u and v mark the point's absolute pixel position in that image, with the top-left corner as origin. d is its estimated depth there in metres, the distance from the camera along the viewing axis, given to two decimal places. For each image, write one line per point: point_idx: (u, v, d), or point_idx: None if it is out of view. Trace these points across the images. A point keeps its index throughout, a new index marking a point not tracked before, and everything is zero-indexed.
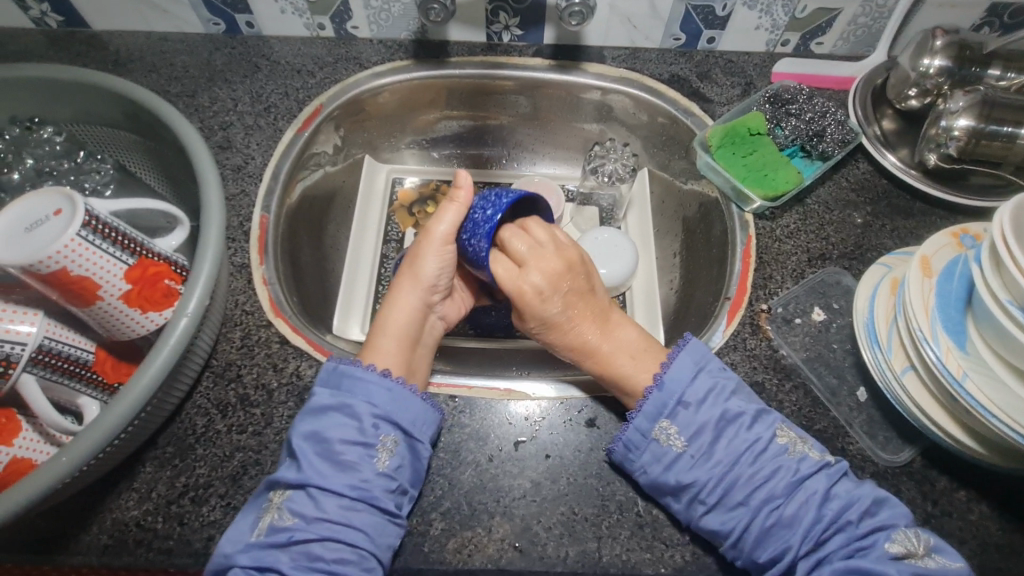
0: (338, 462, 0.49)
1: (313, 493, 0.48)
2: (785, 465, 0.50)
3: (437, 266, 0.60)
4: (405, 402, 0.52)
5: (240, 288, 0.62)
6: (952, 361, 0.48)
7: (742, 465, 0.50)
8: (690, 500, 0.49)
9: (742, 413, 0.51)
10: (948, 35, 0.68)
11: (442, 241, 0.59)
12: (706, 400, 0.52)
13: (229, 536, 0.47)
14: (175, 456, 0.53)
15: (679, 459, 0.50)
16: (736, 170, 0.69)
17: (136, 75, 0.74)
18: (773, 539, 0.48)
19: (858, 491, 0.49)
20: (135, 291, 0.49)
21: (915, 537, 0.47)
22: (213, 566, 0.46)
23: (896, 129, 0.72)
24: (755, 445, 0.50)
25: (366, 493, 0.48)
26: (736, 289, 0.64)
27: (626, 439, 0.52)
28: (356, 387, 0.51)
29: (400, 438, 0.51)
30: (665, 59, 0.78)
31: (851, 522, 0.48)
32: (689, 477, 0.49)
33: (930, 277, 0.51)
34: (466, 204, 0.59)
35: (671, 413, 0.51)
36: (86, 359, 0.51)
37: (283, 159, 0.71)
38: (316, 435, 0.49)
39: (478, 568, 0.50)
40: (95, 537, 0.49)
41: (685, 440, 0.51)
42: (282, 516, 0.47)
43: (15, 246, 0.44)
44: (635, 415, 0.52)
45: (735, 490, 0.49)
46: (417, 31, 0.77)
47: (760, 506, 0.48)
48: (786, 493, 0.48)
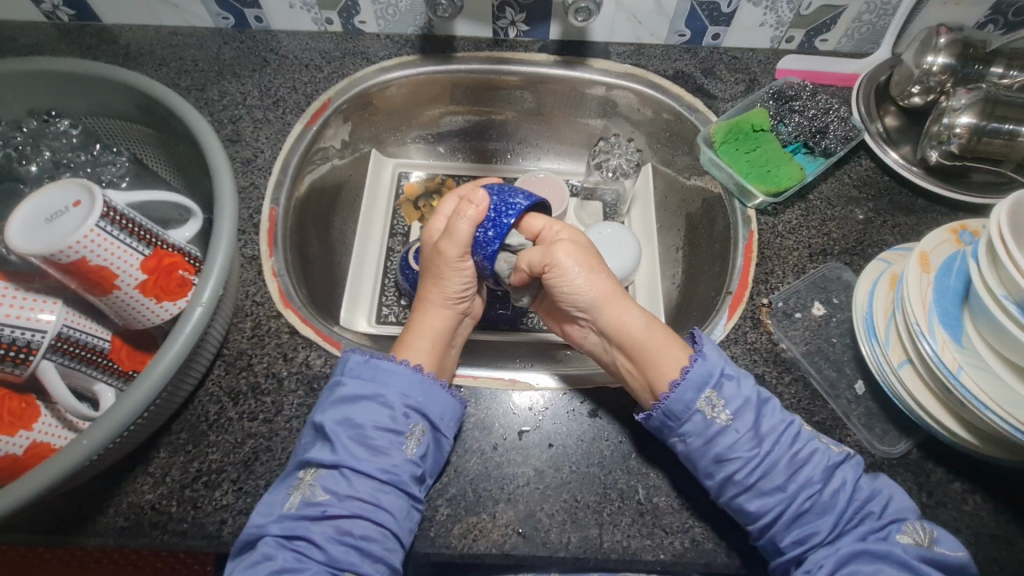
0: (370, 446, 0.51)
1: (347, 473, 0.50)
2: (818, 449, 0.51)
3: (460, 281, 0.60)
4: (435, 393, 0.54)
5: (250, 279, 0.63)
6: (947, 354, 0.49)
7: (781, 447, 0.50)
8: (725, 480, 0.49)
9: (771, 396, 0.53)
10: (952, 32, 0.68)
11: (456, 259, 0.59)
12: (745, 379, 0.52)
13: (260, 509, 0.48)
14: (189, 442, 0.54)
15: (724, 433, 0.50)
16: (739, 165, 0.71)
17: (146, 68, 0.75)
18: (801, 523, 0.49)
19: (878, 483, 0.50)
20: (151, 280, 0.50)
21: (921, 528, 0.48)
22: (245, 536, 0.47)
23: (899, 125, 0.73)
24: (789, 427, 0.51)
25: (395, 476, 0.50)
26: (738, 283, 0.65)
27: (666, 408, 0.51)
28: (388, 376, 0.53)
29: (428, 428, 0.52)
30: (669, 55, 0.79)
31: (872, 513, 0.49)
32: (731, 455, 0.50)
33: (928, 272, 0.52)
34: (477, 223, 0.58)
35: (716, 384, 0.51)
36: (102, 347, 0.53)
37: (291, 153, 0.72)
38: (349, 421, 0.51)
39: (482, 552, 0.51)
40: (111, 519, 0.51)
41: (730, 414, 0.51)
42: (314, 492, 0.49)
43: (37, 236, 0.45)
44: (678, 384, 0.51)
45: (776, 472, 0.49)
46: (423, 27, 0.78)
47: (796, 490, 0.49)
48: (823, 478, 0.50)
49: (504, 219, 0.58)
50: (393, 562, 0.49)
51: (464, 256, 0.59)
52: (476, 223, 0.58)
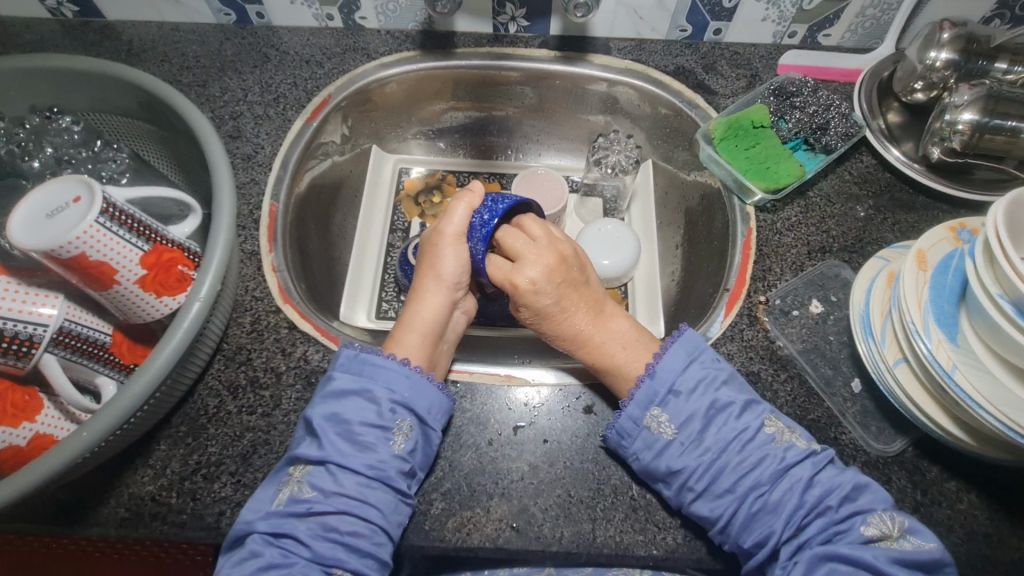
0: (356, 442, 0.51)
1: (333, 469, 0.50)
2: (771, 453, 0.51)
3: (457, 261, 0.60)
4: (423, 388, 0.54)
5: (250, 275, 0.64)
6: (942, 353, 0.49)
7: (729, 453, 0.51)
8: (680, 487, 0.51)
9: (731, 402, 0.52)
10: (956, 27, 0.67)
11: (454, 239, 0.61)
12: (698, 389, 0.53)
13: (251, 505, 0.49)
14: (188, 435, 0.55)
15: (669, 446, 0.51)
16: (738, 162, 0.71)
17: (149, 65, 0.76)
18: (757, 524, 0.49)
19: (840, 478, 0.50)
20: (150, 275, 0.51)
21: (889, 520, 0.48)
22: (234, 533, 0.48)
23: (902, 122, 0.72)
24: (743, 433, 0.51)
25: (381, 472, 0.50)
26: (735, 282, 0.65)
27: (618, 427, 0.53)
28: (377, 372, 0.53)
29: (415, 423, 0.53)
30: (671, 51, 0.79)
31: (829, 508, 0.49)
32: (678, 464, 0.51)
33: (924, 271, 0.52)
34: (474, 202, 0.61)
35: (662, 402, 0.53)
36: (103, 341, 0.54)
37: (291, 149, 0.72)
38: (336, 417, 0.51)
39: (476, 546, 0.52)
40: (112, 509, 0.51)
41: (676, 428, 0.52)
42: (301, 489, 0.49)
43: (38, 231, 0.46)
44: (627, 404, 0.53)
45: (722, 477, 0.50)
46: (424, 22, 0.78)
47: (747, 493, 0.49)
48: (773, 479, 0.50)
49: (500, 206, 0.61)
50: (383, 557, 0.49)
51: (462, 238, 0.61)
52: (473, 207, 0.61)
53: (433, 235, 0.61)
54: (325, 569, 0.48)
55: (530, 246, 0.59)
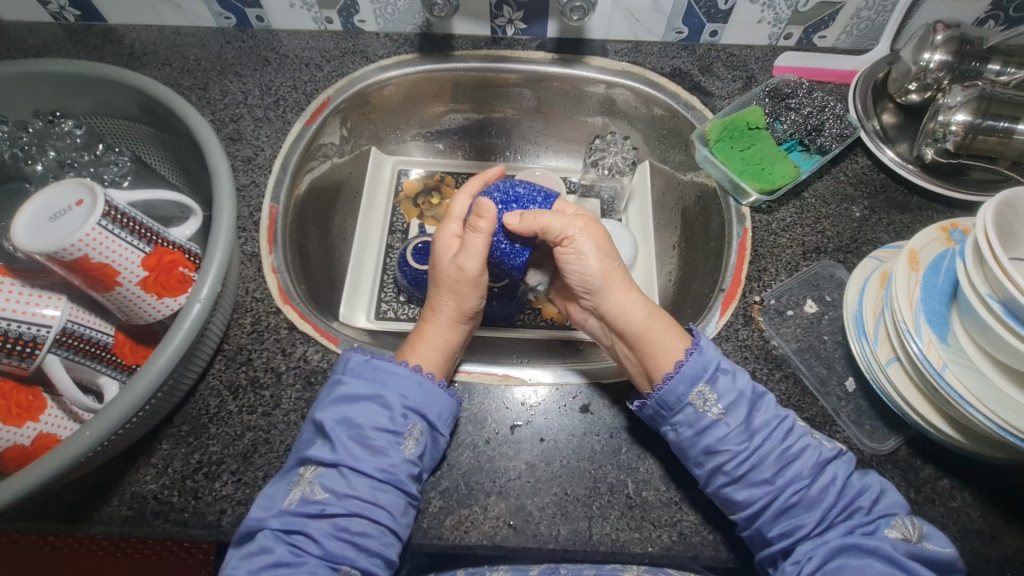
0: (368, 446, 0.52)
1: (345, 472, 0.51)
2: (810, 445, 0.51)
3: (478, 295, 0.59)
4: (434, 393, 0.55)
5: (250, 276, 0.64)
6: (932, 352, 0.49)
7: (771, 441, 0.51)
8: (715, 469, 0.50)
9: (768, 393, 0.53)
10: (950, 29, 0.68)
11: (475, 277, 0.58)
12: (740, 374, 0.53)
13: (262, 502, 0.50)
14: (190, 434, 0.55)
15: (716, 425, 0.51)
16: (733, 163, 0.71)
17: (150, 68, 0.77)
18: (788, 516, 0.50)
19: (868, 479, 0.51)
20: (152, 277, 0.52)
21: (911, 524, 0.49)
22: (245, 528, 0.49)
23: (896, 123, 0.73)
24: (784, 423, 0.52)
25: (392, 476, 0.51)
26: (731, 281, 0.66)
27: (660, 399, 0.52)
28: (389, 377, 0.54)
29: (426, 429, 0.53)
30: (667, 52, 0.79)
31: (861, 508, 0.50)
32: (722, 446, 0.50)
33: (916, 271, 0.53)
34: (491, 232, 0.57)
35: (711, 378, 0.52)
36: (106, 342, 0.54)
37: (290, 152, 0.73)
38: (348, 420, 0.52)
39: (474, 543, 0.52)
40: (115, 508, 0.52)
41: (722, 407, 0.51)
42: (313, 490, 0.50)
43: (41, 234, 0.47)
44: (673, 375, 0.52)
45: (763, 466, 0.50)
46: (422, 25, 0.78)
47: (786, 485, 0.50)
48: (813, 473, 0.50)
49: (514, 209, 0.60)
50: (390, 556, 0.50)
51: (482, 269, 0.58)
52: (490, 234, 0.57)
53: (453, 269, 0.58)
54: (333, 567, 0.49)
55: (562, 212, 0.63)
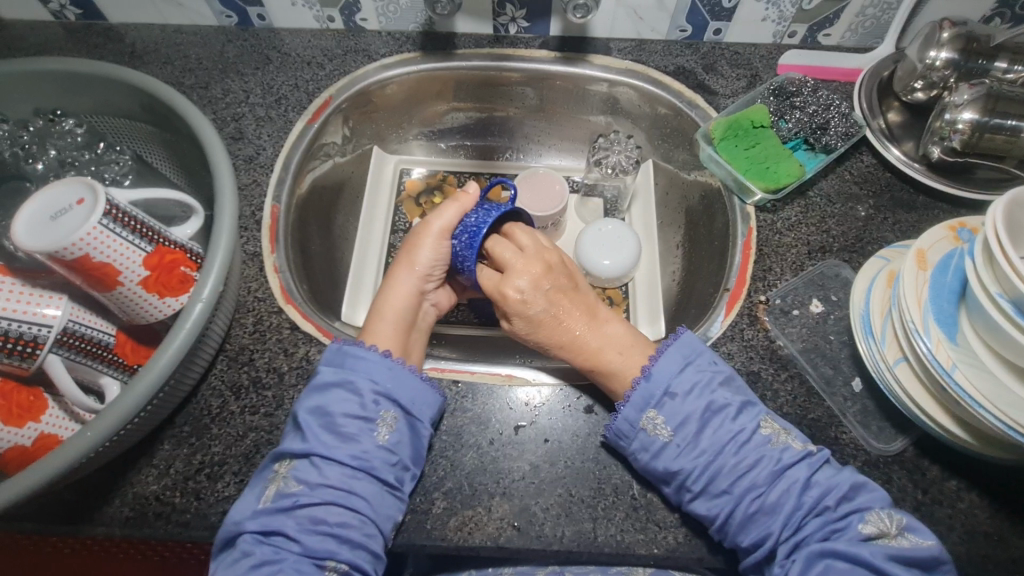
0: (339, 434, 0.51)
1: (317, 462, 0.50)
2: (768, 454, 0.50)
3: (433, 253, 0.61)
4: (404, 378, 0.54)
5: (252, 275, 0.64)
6: (942, 352, 0.49)
7: (725, 455, 0.50)
8: (679, 486, 0.51)
9: (727, 404, 0.52)
10: (956, 27, 0.67)
11: (438, 231, 0.61)
12: (693, 392, 0.52)
13: (237, 507, 0.49)
14: (192, 434, 0.55)
15: (667, 447, 0.51)
16: (738, 162, 0.71)
17: (152, 67, 0.76)
18: (755, 524, 0.49)
19: (838, 477, 0.49)
20: (154, 277, 0.51)
21: (887, 517, 0.48)
22: (223, 535, 0.49)
23: (902, 122, 0.72)
24: (739, 435, 0.51)
25: (366, 463, 0.50)
26: (735, 281, 0.65)
27: (615, 428, 0.53)
28: (358, 363, 0.54)
29: (399, 414, 0.53)
30: (671, 51, 0.79)
31: (829, 507, 0.48)
32: (675, 465, 0.50)
33: (924, 270, 0.52)
34: (466, 206, 0.62)
35: (658, 404, 0.52)
36: (107, 341, 0.54)
37: (292, 152, 0.72)
38: (319, 409, 0.52)
39: (478, 545, 0.52)
40: (117, 509, 0.52)
41: (672, 430, 0.51)
42: (288, 484, 0.49)
43: (41, 233, 0.47)
44: (623, 406, 0.53)
45: (719, 479, 0.50)
46: (424, 24, 0.78)
47: (744, 493, 0.49)
48: (769, 482, 0.49)
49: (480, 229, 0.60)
50: (375, 548, 0.49)
51: (445, 232, 0.61)
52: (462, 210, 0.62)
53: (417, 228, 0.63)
54: (318, 563, 0.48)
55: (519, 255, 0.59)
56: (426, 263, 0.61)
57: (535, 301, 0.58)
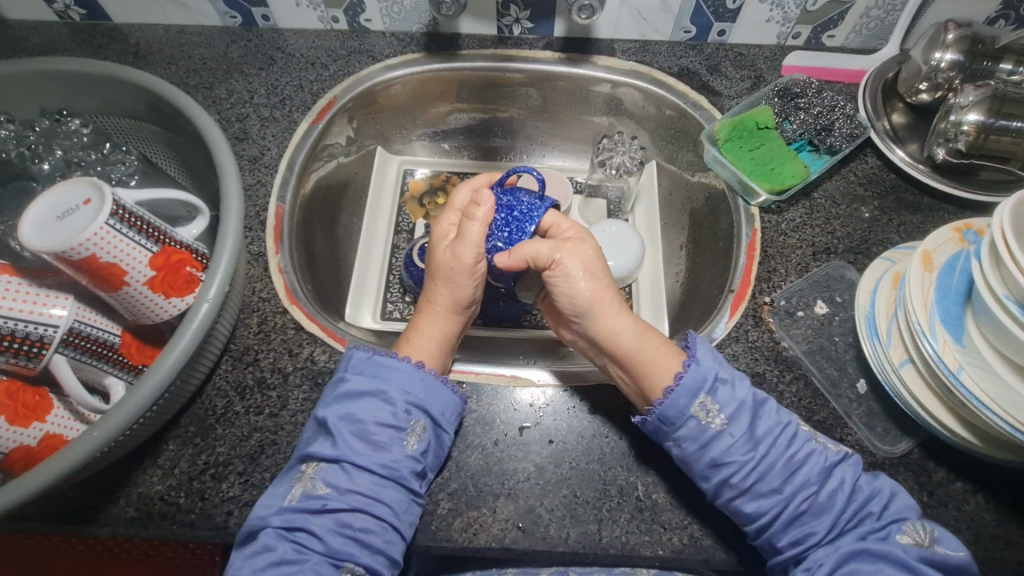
0: (371, 442, 0.51)
1: (348, 468, 0.50)
2: (815, 450, 0.51)
3: (472, 287, 0.59)
4: (437, 390, 0.54)
5: (257, 275, 0.64)
6: (948, 354, 0.49)
7: (777, 449, 0.50)
8: (721, 483, 0.50)
9: (769, 399, 0.53)
10: (961, 28, 0.67)
11: (471, 266, 0.59)
12: (740, 382, 0.53)
13: (264, 500, 0.49)
14: (196, 435, 0.55)
15: (718, 437, 0.50)
16: (742, 163, 0.71)
17: (155, 67, 0.76)
18: (797, 524, 0.49)
19: (877, 483, 0.50)
20: (159, 277, 0.51)
21: (922, 528, 0.48)
22: (247, 527, 0.48)
23: (907, 123, 0.72)
24: (789, 430, 0.51)
25: (395, 472, 0.51)
26: (740, 282, 0.65)
27: (660, 412, 0.51)
28: (391, 373, 0.54)
29: (429, 425, 0.53)
30: (674, 52, 0.79)
31: (871, 513, 0.49)
32: (725, 457, 0.50)
33: (930, 272, 0.52)
34: (486, 221, 0.59)
35: (710, 389, 0.51)
36: (113, 342, 0.54)
37: (297, 152, 0.72)
38: (351, 416, 0.52)
39: (482, 546, 0.52)
40: (122, 509, 0.52)
41: (725, 418, 0.51)
42: (315, 485, 0.50)
43: (47, 233, 0.47)
44: (674, 388, 0.51)
45: (770, 476, 0.50)
46: (428, 25, 0.78)
47: (795, 492, 0.49)
48: (820, 480, 0.50)
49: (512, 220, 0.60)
50: (393, 554, 0.50)
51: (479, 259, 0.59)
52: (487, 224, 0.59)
53: (450, 258, 0.59)
54: (336, 563, 0.48)
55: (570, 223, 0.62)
56: (468, 298, 0.59)
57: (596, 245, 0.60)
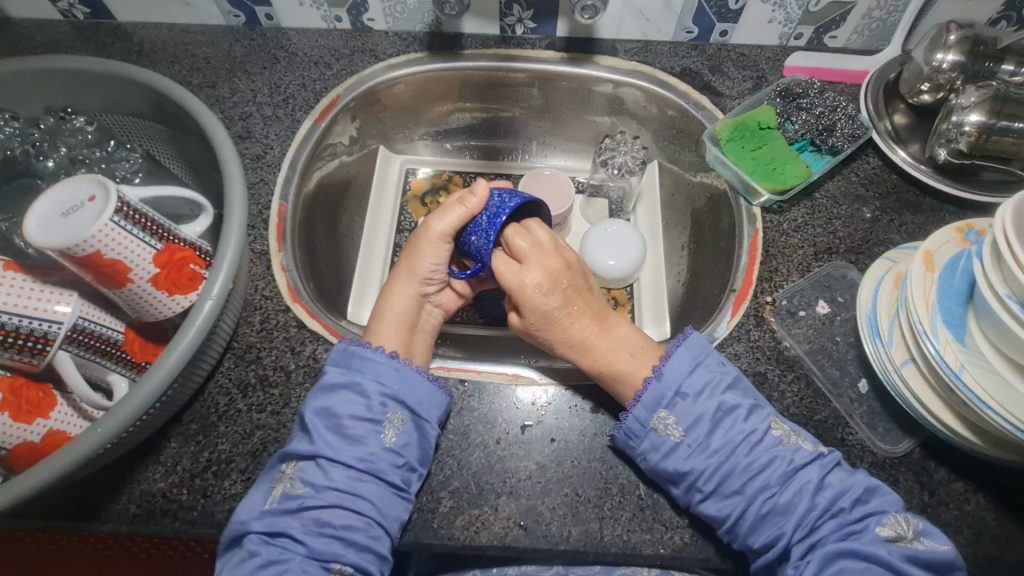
0: (345, 436, 0.51)
1: (323, 464, 0.50)
2: (780, 455, 0.50)
3: (434, 259, 0.60)
4: (412, 381, 0.54)
5: (259, 274, 0.64)
6: (950, 353, 0.49)
7: (737, 456, 0.50)
8: (689, 487, 0.51)
9: (737, 404, 0.52)
10: (963, 29, 0.67)
11: (438, 237, 0.59)
12: (705, 392, 0.52)
13: (244, 505, 0.49)
14: (199, 432, 0.55)
15: (677, 448, 0.51)
16: (745, 163, 0.71)
17: (159, 66, 0.76)
18: (766, 525, 0.49)
19: (851, 479, 0.50)
20: (163, 274, 0.51)
21: (904, 521, 0.48)
22: (229, 533, 0.48)
23: (908, 124, 0.72)
24: (751, 435, 0.51)
25: (372, 465, 0.50)
26: (742, 282, 0.65)
27: (625, 428, 0.53)
28: (365, 365, 0.54)
29: (407, 417, 0.53)
30: (677, 52, 0.79)
31: (843, 509, 0.49)
32: (687, 465, 0.50)
33: (931, 271, 0.52)
34: (471, 210, 0.57)
35: (669, 404, 0.52)
36: (116, 339, 0.54)
37: (300, 149, 0.73)
38: (327, 411, 0.52)
39: (484, 544, 0.52)
40: (124, 506, 0.52)
41: (683, 430, 0.52)
42: (294, 485, 0.50)
43: (52, 230, 0.47)
44: (633, 406, 0.53)
45: (731, 479, 0.50)
46: (431, 24, 0.78)
47: (756, 494, 0.49)
48: (781, 482, 0.49)
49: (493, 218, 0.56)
50: (381, 550, 0.49)
51: (446, 237, 0.59)
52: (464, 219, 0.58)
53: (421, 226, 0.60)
54: (324, 565, 0.48)
55: (535, 248, 0.57)
56: (427, 271, 0.60)
57: (557, 290, 0.56)
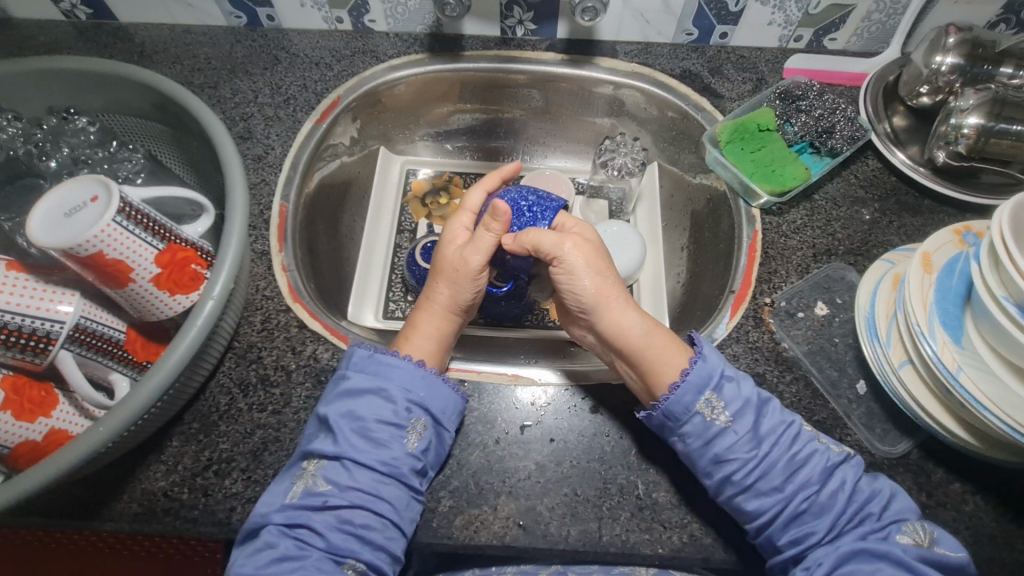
0: (371, 439, 0.52)
1: (348, 465, 0.51)
2: (818, 450, 0.51)
3: (473, 289, 0.61)
4: (437, 387, 0.54)
5: (260, 274, 0.64)
6: (947, 354, 0.49)
7: (779, 448, 0.51)
8: (723, 479, 0.50)
9: (772, 398, 0.53)
10: (962, 32, 0.68)
11: (477, 271, 0.60)
12: (746, 381, 0.53)
13: (265, 498, 0.49)
14: (200, 431, 0.56)
15: (724, 432, 0.51)
16: (744, 165, 0.71)
17: (161, 66, 0.77)
18: (797, 523, 0.49)
19: (877, 484, 0.51)
20: (164, 274, 0.52)
21: (922, 529, 0.48)
22: (249, 526, 0.49)
23: (907, 126, 0.72)
24: (792, 429, 0.52)
25: (395, 469, 0.51)
26: (741, 283, 0.66)
27: (666, 408, 0.52)
28: (392, 371, 0.54)
29: (430, 423, 0.53)
30: (677, 54, 0.79)
31: (871, 514, 0.49)
32: (730, 453, 0.50)
33: (930, 273, 0.52)
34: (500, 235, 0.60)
35: (716, 386, 0.52)
36: (118, 338, 0.54)
37: (301, 150, 0.73)
38: (352, 414, 0.52)
39: (483, 544, 0.52)
40: (126, 505, 0.52)
41: (730, 415, 0.51)
42: (316, 483, 0.50)
43: (54, 230, 0.47)
44: (680, 383, 0.52)
45: (772, 474, 0.50)
46: (432, 25, 0.79)
47: (796, 491, 0.50)
48: (821, 480, 0.50)
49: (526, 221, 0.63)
50: (395, 551, 0.50)
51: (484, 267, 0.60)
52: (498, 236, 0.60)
53: (457, 259, 0.61)
54: (338, 560, 0.48)
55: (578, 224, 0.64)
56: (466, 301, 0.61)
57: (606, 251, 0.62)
